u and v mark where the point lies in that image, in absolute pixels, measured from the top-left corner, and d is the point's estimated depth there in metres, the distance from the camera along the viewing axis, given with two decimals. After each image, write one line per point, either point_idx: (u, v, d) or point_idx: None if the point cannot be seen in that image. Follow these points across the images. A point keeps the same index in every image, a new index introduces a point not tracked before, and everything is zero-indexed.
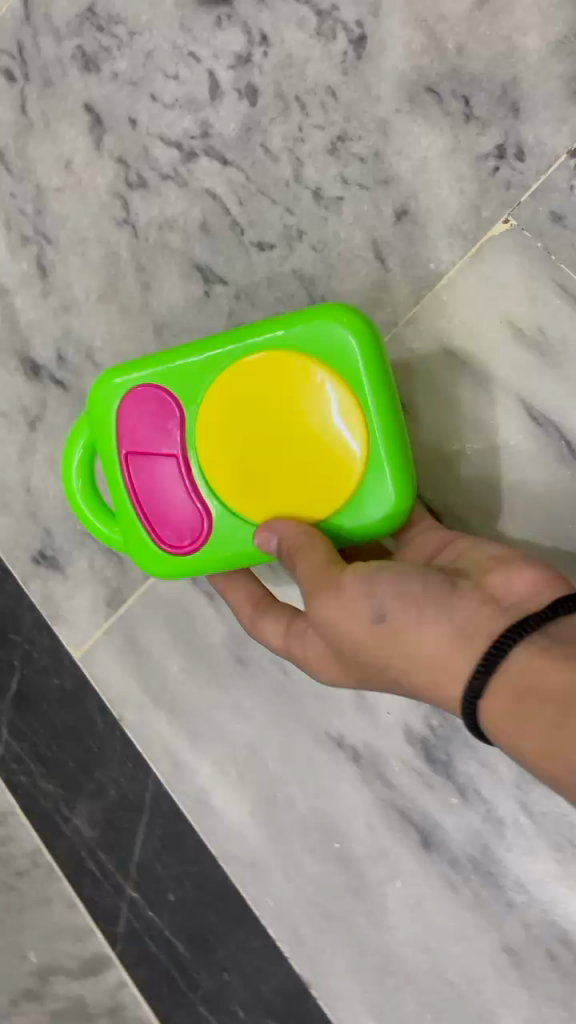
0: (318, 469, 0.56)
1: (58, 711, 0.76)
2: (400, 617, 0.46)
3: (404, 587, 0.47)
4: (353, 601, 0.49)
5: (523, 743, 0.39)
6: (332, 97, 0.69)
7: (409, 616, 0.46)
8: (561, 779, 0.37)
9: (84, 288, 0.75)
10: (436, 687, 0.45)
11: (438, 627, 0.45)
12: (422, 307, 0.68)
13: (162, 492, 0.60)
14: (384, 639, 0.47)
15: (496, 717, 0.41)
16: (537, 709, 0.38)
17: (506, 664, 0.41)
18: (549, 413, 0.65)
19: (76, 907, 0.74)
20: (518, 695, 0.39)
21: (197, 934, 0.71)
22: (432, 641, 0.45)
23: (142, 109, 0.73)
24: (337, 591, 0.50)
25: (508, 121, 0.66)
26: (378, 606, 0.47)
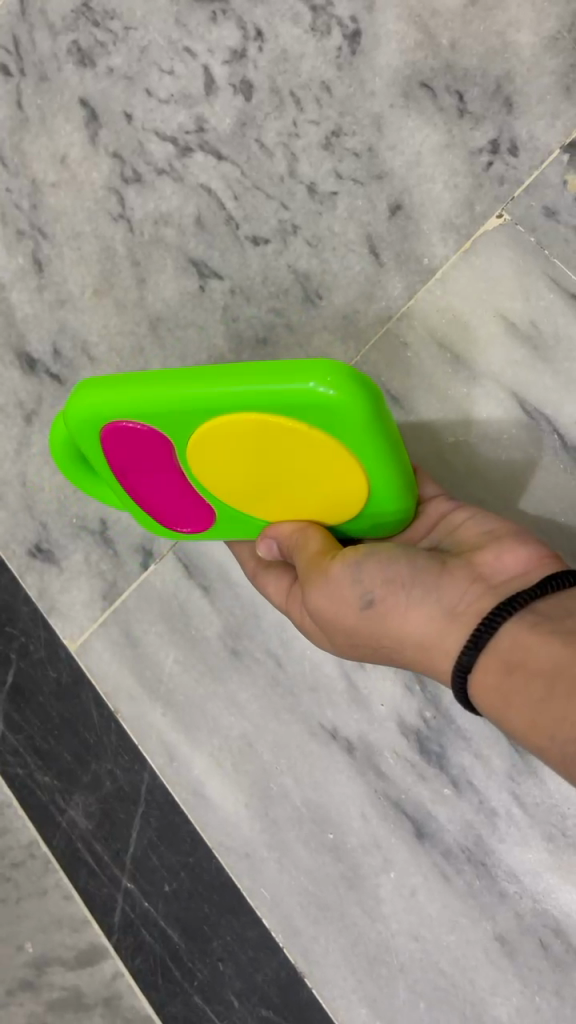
0: (316, 499, 0.54)
1: (54, 704, 0.76)
2: (389, 599, 0.51)
3: (389, 572, 0.52)
4: (342, 586, 0.53)
5: (513, 713, 0.43)
6: (327, 92, 0.69)
7: (397, 599, 0.51)
8: (545, 748, 0.41)
9: (80, 282, 0.75)
10: (427, 660, 0.51)
11: (426, 608, 0.50)
12: (416, 301, 0.68)
13: (166, 494, 0.58)
14: (372, 620, 0.52)
15: (486, 690, 0.45)
16: (523, 683, 0.42)
17: (493, 642, 0.45)
18: (542, 406, 0.65)
19: (72, 899, 0.74)
20: (506, 669, 0.44)
21: (192, 924, 0.71)
22: (420, 622, 0.50)
23: (137, 104, 0.73)
24: (327, 577, 0.53)
25: (502, 116, 0.66)
26: (366, 591, 0.52)
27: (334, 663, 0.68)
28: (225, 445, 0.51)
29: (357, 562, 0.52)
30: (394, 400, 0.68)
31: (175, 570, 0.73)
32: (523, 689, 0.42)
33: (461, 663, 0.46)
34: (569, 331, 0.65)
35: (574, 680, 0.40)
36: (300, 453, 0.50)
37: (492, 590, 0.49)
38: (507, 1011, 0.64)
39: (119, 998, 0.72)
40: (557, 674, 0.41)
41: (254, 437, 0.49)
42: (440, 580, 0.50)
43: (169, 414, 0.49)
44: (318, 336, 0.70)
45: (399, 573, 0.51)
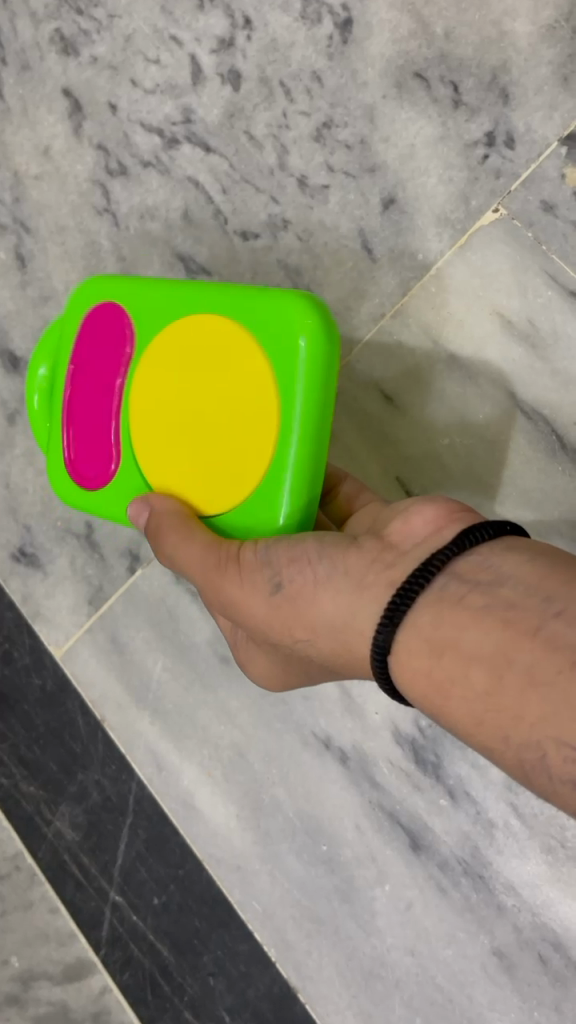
0: (226, 435, 0.52)
1: (39, 712, 0.74)
2: (297, 582, 0.46)
3: (296, 546, 0.47)
4: (250, 572, 0.47)
5: (450, 703, 0.37)
6: (317, 83, 0.67)
7: (305, 577, 0.45)
8: (491, 748, 0.36)
9: (64, 279, 0.73)
10: (349, 654, 0.44)
11: (334, 586, 0.44)
12: (410, 299, 0.66)
13: (85, 413, 0.58)
14: (284, 609, 0.46)
15: (413, 677, 0.39)
16: (459, 671, 0.36)
17: (411, 617, 0.39)
18: (539, 406, 0.63)
19: (58, 911, 0.72)
20: (433, 651, 0.38)
21: (181, 938, 0.69)
22: (328, 604, 0.44)
23: (122, 95, 0.71)
24: (240, 569, 0.48)
25: (498, 107, 0.64)
26: (273, 575, 0.46)
27: None
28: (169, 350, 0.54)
29: (265, 547, 0.48)
30: (387, 400, 0.66)
31: (163, 574, 0.71)
32: (459, 679, 0.36)
33: (380, 645, 0.40)
34: (567, 329, 0.63)
35: (520, 671, 0.34)
36: (243, 354, 0.51)
37: (403, 555, 0.43)
38: None
39: (108, 1013, 0.70)
40: (498, 661, 0.35)
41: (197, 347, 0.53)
42: (350, 554, 0.45)
43: (157, 306, 0.55)
44: None
45: (308, 553, 0.46)
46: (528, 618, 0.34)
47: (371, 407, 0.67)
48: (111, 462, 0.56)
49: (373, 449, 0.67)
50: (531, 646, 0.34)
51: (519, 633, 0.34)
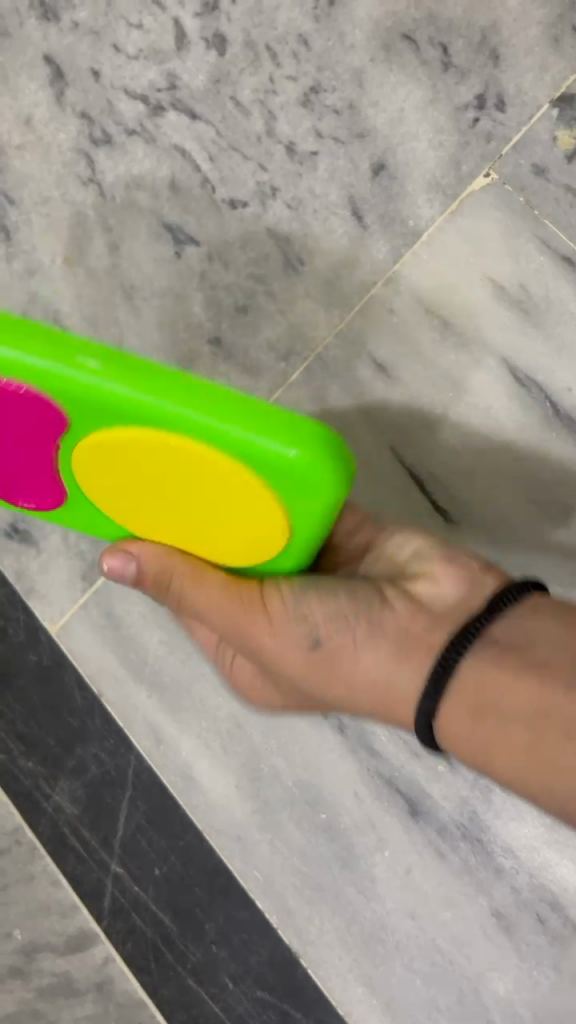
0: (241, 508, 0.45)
1: (35, 688, 0.73)
2: (337, 638, 0.51)
3: (330, 602, 0.51)
4: (286, 623, 0.50)
5: (492, 759, 0.45)
6: (304, 46, 0.67)
7: (346, 636, 0.50)
8: (531, 792, 0.44)
9: (49, 251, 0.69)
10: (384, 707, 0.51)
11: (375, 647, 0.50)
12: (402, 265, 0.65)
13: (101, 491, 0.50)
14: (321, 663, 0.51)
15: (452, 727, 0.47)
16: (501, 728, 0.45)
17: (456, 683, 0.46)
18: (532, 373, 0.63)
19: (60, 884, 0.71)
20: (475, 714, 0.45)
21: (184, 908, 0.70)
22: (370, 660, 0.50)
23: (105, 61, 0.70)
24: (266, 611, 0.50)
25: (488, 70, 0.64)
26: (313, 630, 0.51)
27: None
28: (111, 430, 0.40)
29: (295, 599, 0.50)
30: (380, 367, 0.65)
31: None
32: (499, 736, 0.45)
33: (423, 712, 0.47)
34: (559, 294, 0.63)
35: (561, 724, 0.43)
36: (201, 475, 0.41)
37: (439, 624, 0.49)
38: (505, 985, 0.64)
39: (111, 983, 0.70)
40: (536, 721, 0.43)
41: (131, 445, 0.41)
42: (387, 620, 0.50)
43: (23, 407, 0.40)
44: (301, 304, 0.66)
45: (344, 611, 0.51)
46: (563, 674, 0.44)
47: (364, 378, 0.65)
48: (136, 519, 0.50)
49: (366, 420, 0.65)
50: (571, 706, 0.43)
51: (556, 691, 0.43)
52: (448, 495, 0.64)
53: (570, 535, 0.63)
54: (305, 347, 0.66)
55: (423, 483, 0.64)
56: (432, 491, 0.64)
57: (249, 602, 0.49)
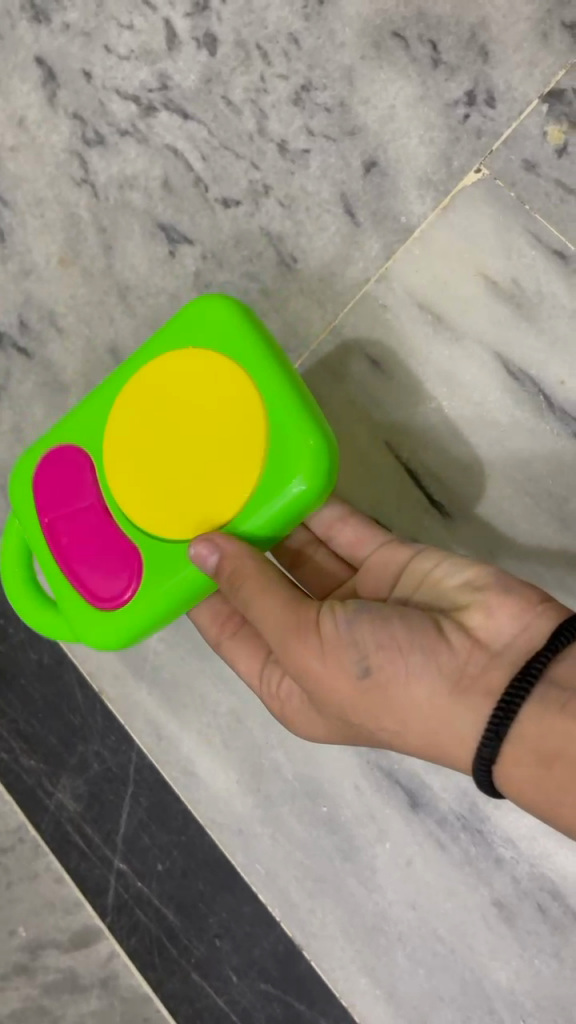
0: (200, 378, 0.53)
1: (36, 687, 0.74)
2: (388, 672, 0.47)
3: (383, 634, 0.47)
4: (336, 651, 0.47)
5: (562, 811, 0.41)
6: (295, 45, 0.67)
7: (397, 667, 0.47)
8: None
9: (44, 252, 0.71)
10: (439, 748, 0.47)
11: (430, 681, 0.46)
12: (395, 262, 0.66)
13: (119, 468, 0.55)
14: (371, 697, 0.47)
15: (517, 778, 0.43)
16: (570, 778, 0.40)
17: (518, 727, 0.42)
18: (526, 367, 0.64)
19: (64, 881, 0.72)
20: (541, 762, 0.41)
21: (186, 902, 0.70)
22: (426, 695, 0.46)
23: (96, 62, 0.70)
24: (318, 640, 0.48)
25: (478, 66, 0.64)
26: (362, 658, 0.47)
27: None
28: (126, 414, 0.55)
29: (347, 621, 0.48)
30: (374, 363, 0.66)
31: None
32: (568, 789, 0.40)
33: (484, 757, 0.43)
34: (551, 288, 0.63)
35: None
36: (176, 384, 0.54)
37: (499, 663, 0.45)
38: (507, 975, 0.64)
39: (116, 978, 0.70)
40: None
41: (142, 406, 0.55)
42: (443, 653, 0.47)
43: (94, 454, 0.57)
44: (295, 300, 0.67)
45: (396, 640, 0.47)
46: None
47: (359, 375, 0.66)
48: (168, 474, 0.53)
49: (364, 420, 0.66)
50: None
51: None
52: (445, 488, 0.65)
53: (567, 527, 0.63)
54: (299, 345, 0.67)
55: (417, 477, 0.66)
56: (427, 486, 0.65)
57: (301, 623, 0.49)
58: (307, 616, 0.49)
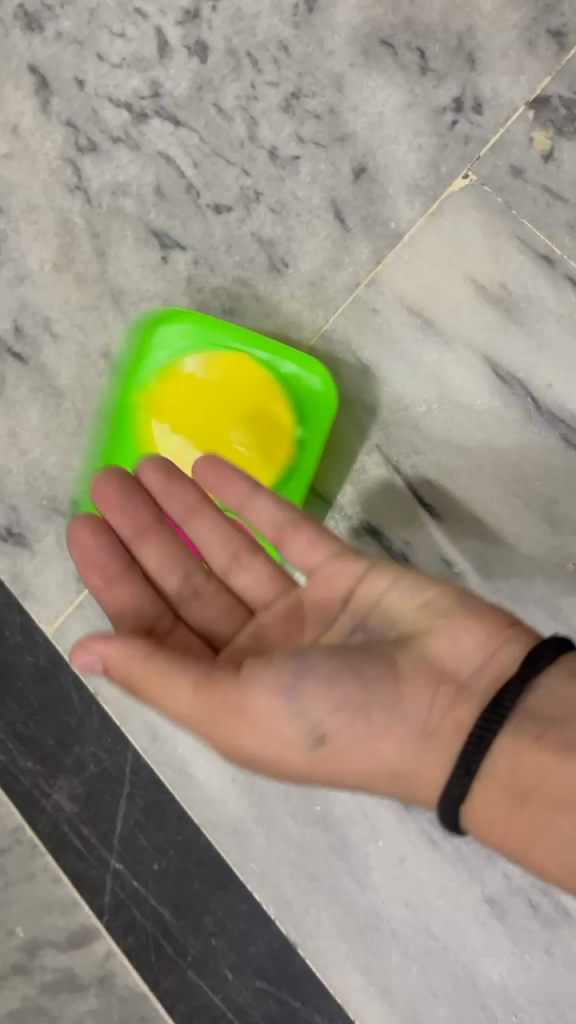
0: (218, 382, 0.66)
1: (33, 689, 0.73)
2: (347, 737, 0.41)
3: (329, 692, 0.41)
4: (273, 725, 0.41)
5: (538, 853, 0.37)
6: (285, 53, 0.68)
7: (354, 730, 0.41)
8: None
9: (38, 258, 0.72)
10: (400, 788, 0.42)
11: (391, 734, 0.41)
12: (384, 266, 0.67)
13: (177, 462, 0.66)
14: (322, 759, 0.42)
15: (488, 818, 0.38)
16: (546, 819, 0.36)
17: (488, 764, 0.39)
18: (513, 370, 0.64)
19: (62, 882, 0.72)
20: (515, 800, 0.37)
21: (183, 901, 0.71)
22: (384, 747, 0.41)
23: (89, 70, 0.71)
24: (251, 708, 0.41)
25: (465, 73, 0.65)
26: (307, 725, 0.41)
27: None
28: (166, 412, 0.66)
29: (285, 684, 0.41)
30: (366, 365, 0.67)
31: None
32: (547, 831, 0.36)
33: (453, 796, 0.39)
34: (539, 292, 0.64)
35: None
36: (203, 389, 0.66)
37: (465, 697, 0.41)
38: (500, 971, 0.65)
39: (113, 977, 0.70)
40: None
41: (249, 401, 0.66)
42: (395, 696, 0.41)
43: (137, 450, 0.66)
44: (286, 304, 0.68)
45: (340, 695, 0.41)
46: None
47: (348, 376, 0.67)
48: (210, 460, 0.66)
49: (356, 422, 0.67)
50: None
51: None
52: (433, 489, 0.65)
53: (555, 527, 0.64)
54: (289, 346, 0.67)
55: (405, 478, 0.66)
56: (416, 487, 0.66)
57: (232, 687, 0.42)
58: (236, 701, 0.41)
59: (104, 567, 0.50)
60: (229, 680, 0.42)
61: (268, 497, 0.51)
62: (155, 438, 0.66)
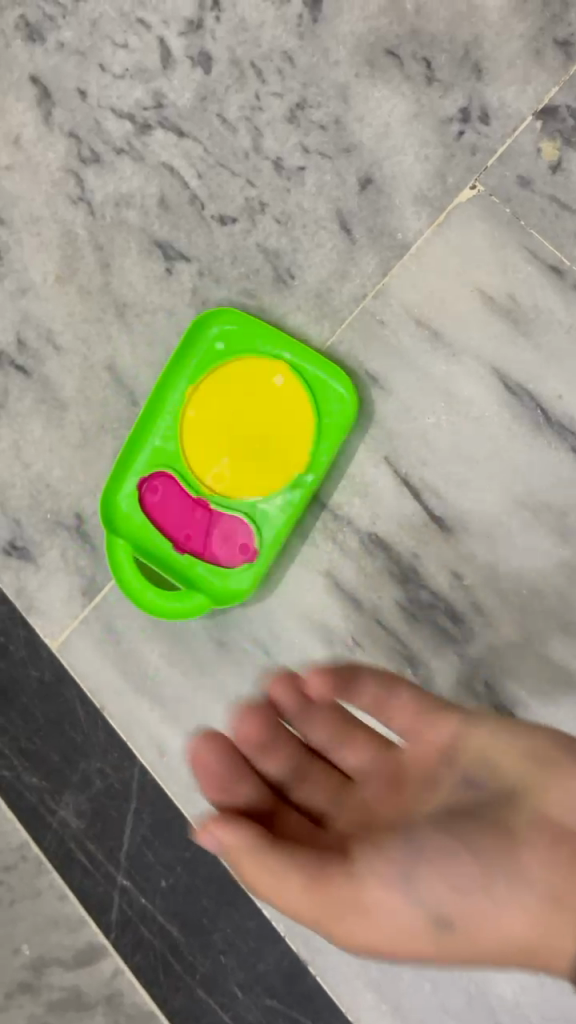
0: (238, 383, 0.67)
1: (38, 705, 0.72)
2: (474, 918, 0.40)
3: (454, 870, 0.40)
4: (391, 911, 0.41)
5: None
6: (289, 63, 0.67)
7: (477, 903, 0.40)
8: None
9: (41, 269, 0.71)
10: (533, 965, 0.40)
11: (519, 906, 0.40)
12: (391, 278, 0.66)
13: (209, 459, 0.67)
14: (453, 943, 0.40)
15: None
16: None
17: None
18: (522, 382, 0.64)
19: (68, 899, 0.71)
20: None
21: (191, 917, 0.70)
22: (510, 922, 0.40)
23: (91, 80, 0.70)
24: (377, 888, 0.41)
25: (472, 83, 0.65)
26: (434, 907, 0.40)
27: (325, 652, 0.67)
28: (189, 408, 0.67)
29: (405, 869, 0.41)
30: (373, 378, 0.66)
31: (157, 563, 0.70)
32: None
33: None
34: (548, 304, 0.64)
35: None
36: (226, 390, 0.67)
37: None
38: (513, 986, 0.65)
39: (121, 996, 0.70)
40: None
41: (264, 396, 0.66)
42: (517, 864, 0.40)
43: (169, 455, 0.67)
44: (292, 317, 0.68)
45: (463, 871, 0.40)
46: None
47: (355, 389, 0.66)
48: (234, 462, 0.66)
49: (363, 434, 0.66)
50: None
51: None
52: (442, 503, 0.65)
53: (566, 540, 0.64)
54: None
55: (416, 492, 0.66)
56: (426, 501, 0.65)
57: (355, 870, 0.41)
58: (350, 894, 0.41)
59: (222, 785, 0.50)
60: (342, 872, 0.41)
61: (369, 677, 0.52)
62: (183, 439, 0.67)
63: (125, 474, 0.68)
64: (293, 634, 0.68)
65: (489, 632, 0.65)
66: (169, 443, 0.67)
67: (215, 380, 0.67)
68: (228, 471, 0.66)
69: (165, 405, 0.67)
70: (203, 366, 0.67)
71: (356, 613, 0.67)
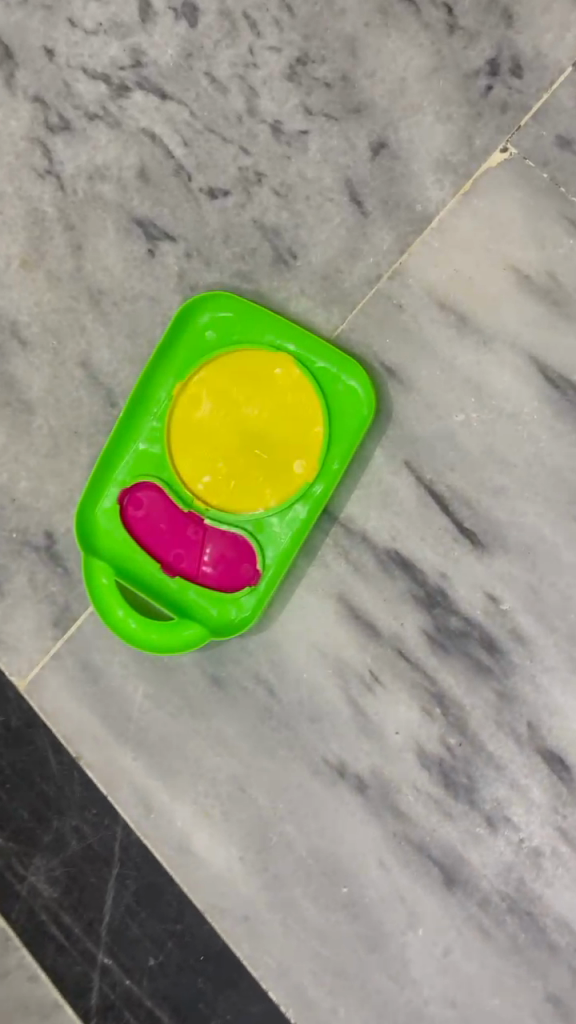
0: (234, 373, 0.57)
1: (2, 754, 0.61)
2: None
3: None
4: None
5: None
6: (288, 12, 0.59)
7: None
8: None
9: (4, 253, 0.62)
10: None
11: None
12: (410, 256, 0.57)
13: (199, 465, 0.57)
14: None
15: None
16: None
17: None
18: (567, 374, 0.56)
19: (39, 980, 0.60)
20: None
21: (184, 1003, 0.59)
22: None
23: (59, 37, 0.61)
24: None
25: (500, 31, 0.56)
26: None
27: (337, 688, 0.58)
28: (177, 407, 0.57)
29: None
30: (390, 372, 0.57)
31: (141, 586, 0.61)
32: None
33: None
34: None
35: None
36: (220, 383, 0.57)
37: None
38: None
39: None
40: None
41: (265, 390, 0.57)
42: None
43: (154, 462, 0.58)
44: (295, 303, 0.59)
45: None
46: None
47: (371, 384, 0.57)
48: (230, 467, 0.57)
49: (380, 437, 0.57)
50: None
51: None
52: (475, 516, 0.56)
53: None
54: None
55: (444, 503, 0.57)
56: (457, 513, 0.57)
57: None
58: None
59: None
60: None
61: None
62: (170, 443, 0.57)
63: (106, 483, 0.58)
64: (300, 668, 0.59)
65: (531, 662, 0.56)
66: (155, 448, 0.58)
67: (207, 375, 0.57)
68: (223, 481, 0.57)
69: (149, 405, 0.58)
70: (194, 358, 0.57)
71: (374, 644, 0.57)
